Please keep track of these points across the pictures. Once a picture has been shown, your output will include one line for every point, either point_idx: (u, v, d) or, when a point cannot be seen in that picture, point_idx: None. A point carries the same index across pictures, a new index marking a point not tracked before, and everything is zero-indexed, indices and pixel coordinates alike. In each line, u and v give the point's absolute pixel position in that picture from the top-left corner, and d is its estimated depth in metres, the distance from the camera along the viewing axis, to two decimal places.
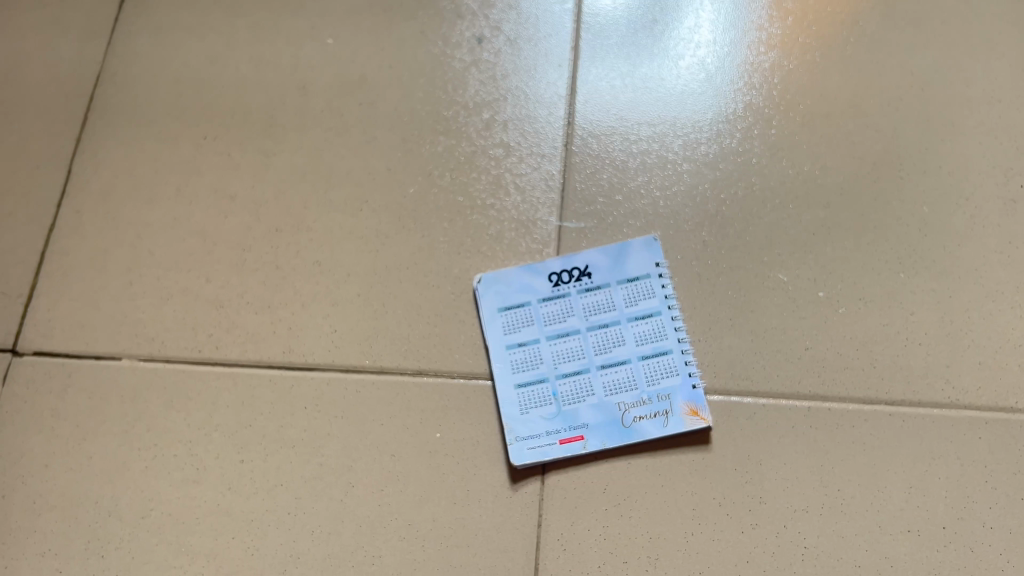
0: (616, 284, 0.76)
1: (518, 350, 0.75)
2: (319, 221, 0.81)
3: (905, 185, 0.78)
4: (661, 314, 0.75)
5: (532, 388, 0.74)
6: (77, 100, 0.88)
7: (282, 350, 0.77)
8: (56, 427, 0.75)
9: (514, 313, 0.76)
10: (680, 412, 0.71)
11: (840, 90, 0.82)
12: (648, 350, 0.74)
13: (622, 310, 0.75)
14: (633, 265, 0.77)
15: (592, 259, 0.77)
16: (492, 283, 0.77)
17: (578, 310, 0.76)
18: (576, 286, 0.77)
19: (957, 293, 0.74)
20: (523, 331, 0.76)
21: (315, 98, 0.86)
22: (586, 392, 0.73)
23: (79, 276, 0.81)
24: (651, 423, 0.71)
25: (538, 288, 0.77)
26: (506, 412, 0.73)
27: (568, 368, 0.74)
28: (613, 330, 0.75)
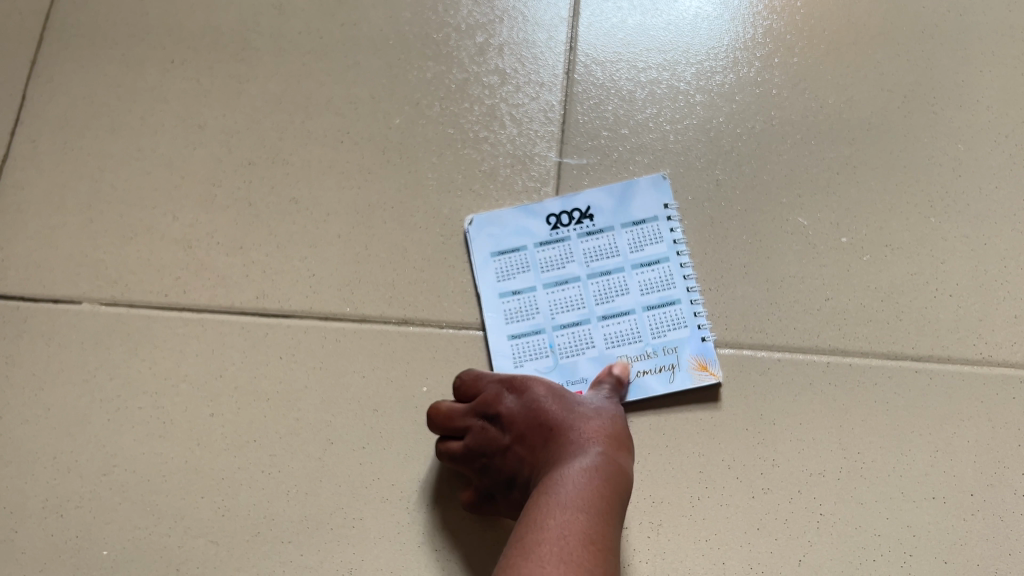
0: (620, 227, 0.70)
1: (512, 299, 0.69)
2: (296, 154, 0.74)
3: (938, 120, 0.71)
4: (669, 261, 0.68)
5: (527, 340, 0.68)
6: (32, 19, 0.80)
7: (255, 296, 0.71)
8: (11, 376, 0.69)
9: (508, 258, 0.70)
10: (687, 367, 0.66)
11: (870, 15, 0.75)
12: (654, 299, 0.68)
13: (627, 256, 0.69)
14: (640, 207, 0.70)
15: (594, 199, 0.71)
16: (484, 226, 0.71)
17: (577, 255, 0.70)
18: (576, 229, 0.70)
19: (993, 240, 0.68)
20: (518, 278, 0.70)
21: (292, 18, 0.79)
22: (585, 345, 0.68)
23: (35, 213, 0.74)
24: (655, 379, 0.66)
25: (534, 231, 0.71)
26: (498, 366, 0.67)
27: (566, 318, 0.68)
28: (616, 277, 0.69)
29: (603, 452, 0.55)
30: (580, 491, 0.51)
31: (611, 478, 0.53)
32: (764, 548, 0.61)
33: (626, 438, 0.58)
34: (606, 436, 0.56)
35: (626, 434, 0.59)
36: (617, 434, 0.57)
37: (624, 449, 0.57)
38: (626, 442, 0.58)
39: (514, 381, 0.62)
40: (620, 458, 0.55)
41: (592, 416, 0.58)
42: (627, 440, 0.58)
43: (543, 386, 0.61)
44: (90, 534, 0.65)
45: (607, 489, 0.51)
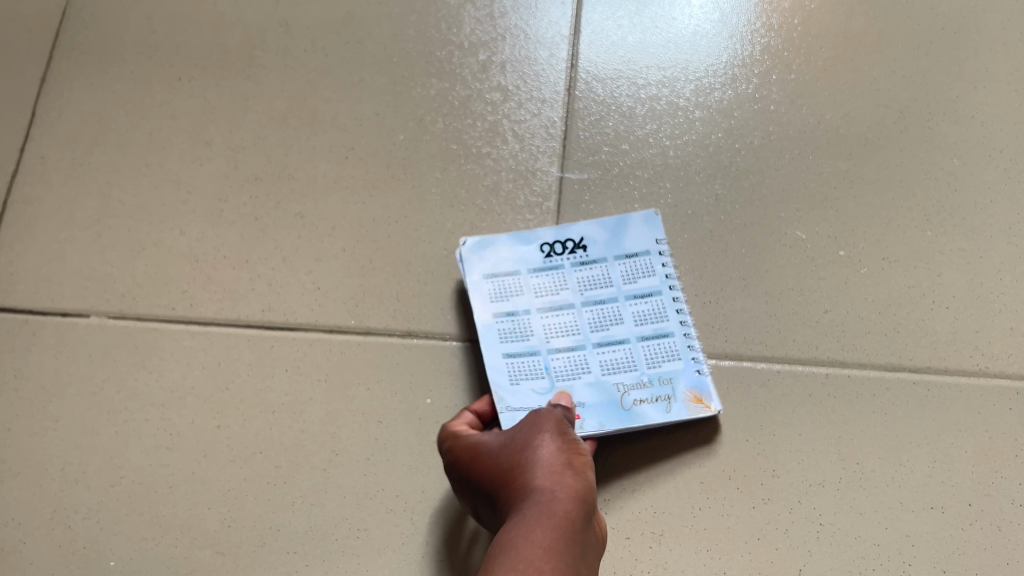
0: (613, 259, 0.69)
1: (507, 320, 0.68)
2: (302, 169, 0.75)
3: (934, 135, 0.73)
4: (662, 294, 0.68)
5: (522, 361, 0.66)
6: (42, 37, 0.81)
7: (261, 309, 0.72)
8: (20, 389, 0.70)
9: (502, 281, 0.69)
10: (683, 398, 0.65)
11: (866, 32, 0.76)
12: (648, 331, 0.67)
13: (620, 287, 0.68)
14: (632, 241, 0.69)
15: (588, 231, 0.69)
16: (478, 249, 0.70)
17: (571, 283, 0.68)
18: (570, 258, 0.69)
19: (989, 254, 0.69)
20: (511, 301, 0.68)
21: (298, 36, 0.80)
22: (581, 370, 0.66)
23: (44, 228, 0.75)
24: (652, 408, 0.64)
25: (528, 257, 0.69)
26: (494, 384, 0.66)
27: (561, 343, 0.67)
28: (609, 307, 0.68)
29: (547, 480, 0.52)
30: (521, 549, 0.47)
31: (557, 505, 0.50)
32: (764, 558, 0.62)
33: (578, 453, 0.55)
34: (551, 458, 0.53)
35: (578, 448, 0.56)
36: (565, 452, 0.54)
37: (575, 463, 0.54)
38: (576, 456, 0.55)
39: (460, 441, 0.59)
40: (569, 478, 0.52)
41: (535, 439, 0.55)
42: (580, 455, 0.55)
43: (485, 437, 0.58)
44: (98, 544, 0.65)
45: (548, 531, 0.47)
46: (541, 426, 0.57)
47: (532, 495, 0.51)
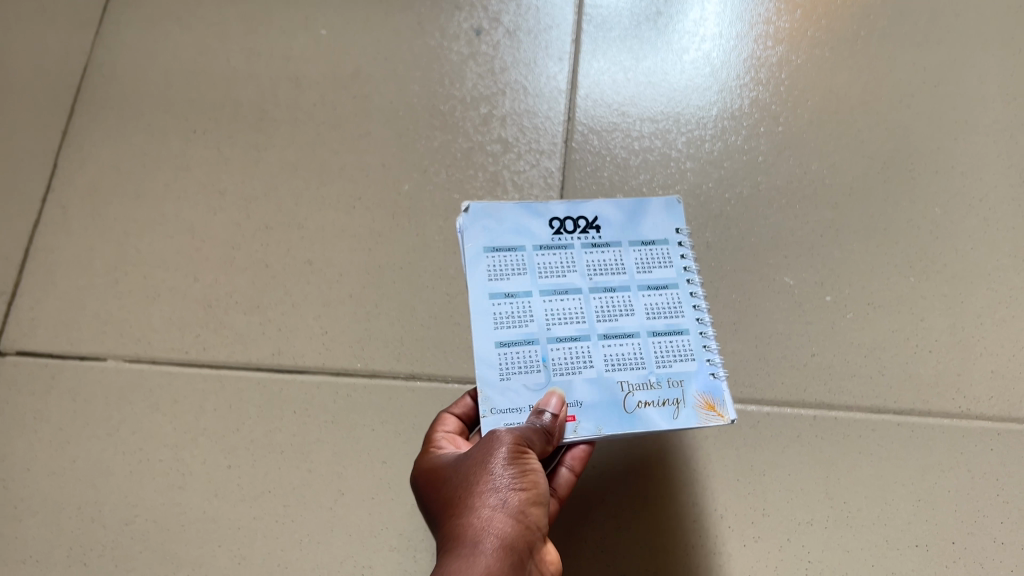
0: (627, 245, 0.62)
1: (504, 301, 0.59)
2: (311, 218, 0.79)
3: (916, 185, 0.76)
4: (678, 288, 0.61)
5: (516, 350, 0.57)
6: (65, 93, 0.86)
7: (271, 352, 0.75)
8: (39, 430, 0.73)
9: (504, 257, 0.60)
10: (693, 404, 0.57)
11: (850, 86, 0.80)
12: (660, 326, 0.60)
13: (633, 275, 0.61)
14: (648, 228, 0.63)
15: (601, 210, 0.63)
16: (480, 217, 0.61)
17: (579, 265, 0.61)
18: (580, 238, 0.62)
19: (969, 299, 0.72)
20: (511, 280, 0.60)
21: (308, 90, 0.84)
22: (583, 364, 0.58)
23: (64, 274, 0.79)
24: (658, 412, 0.56)
25: (534, 233, 0.61)
26: (482, 377, 0.57)
27: (563, 331, 0.59)
28: (619, 295, 0.60)
29: (481, 516, 0.48)
30: None
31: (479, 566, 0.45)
32: None
33: (528, 482, 0.50)
34: (493, 486, 0.49)
35: (531, 473, 0.51)
36: (513, 481, 0.50)
37: (520, 496, 0.50)
38: (525, 485, 0.50)
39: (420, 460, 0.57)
40: (504, 521, 0.48)
41: (485, 455, 0.51)
42: (530, 483, 0.50)
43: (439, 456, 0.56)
44: None
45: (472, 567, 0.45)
46: (499, 437, 0.52)
47: (460, 528, 0.48)
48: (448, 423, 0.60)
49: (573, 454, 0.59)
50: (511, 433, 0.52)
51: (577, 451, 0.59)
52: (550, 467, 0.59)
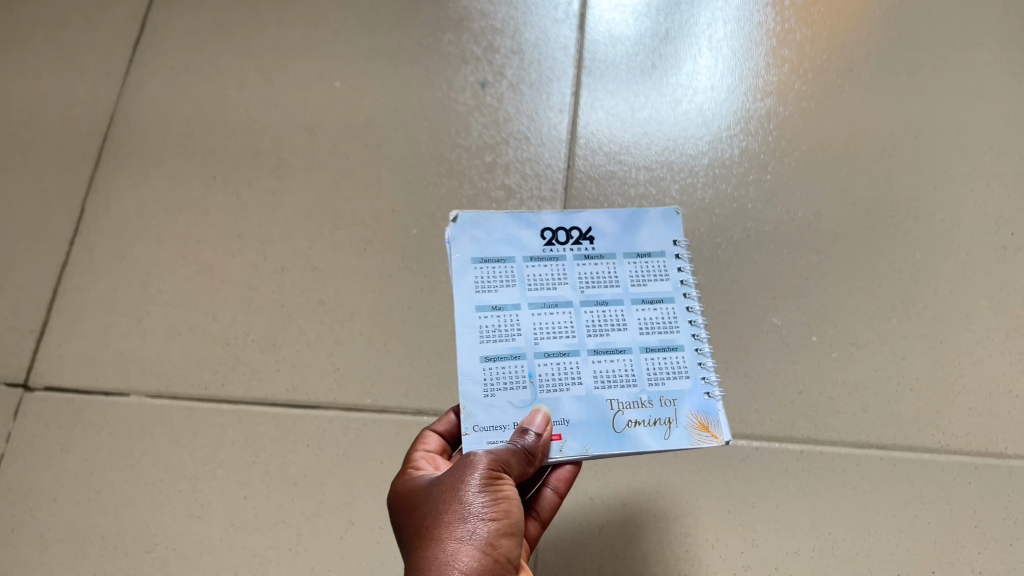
0: (622, 257, 0.61)
1: (491, 315, 0.58)
2: (324, 260, 0.83)
3: (897, 230, 0.80)
4: (674, 302, 0.60)
5: (501, 365, 0.56)
6: (92, 141, 0.91)
7: (285, 388, 0.79)
8: (65, 462, 0.77)
9: (492, 269, 0.59)
10: (686, 424, 0.56)
11: (835, 136, 0.85)
12: (654, 342, 0.58)
13: (627, 288, 0.60)
14: (645, 240, 0.62)
15: (596, 220, 0.62)
16: (468, 228, 0.60)
17: (571, 278, 0.60)
18: (573, 249, 0.60)
19: (948, 339, 0.76)
20: (498, 293, 0.58)
21: (323, 139, 0.89)
22: (571, 380, 0.57)
23: (90, 313, 0.83)
24: (649, 432, 0.55)
25: (525, 243, 0.60)
26: (466, 393, 0.56)
27: (552, 346, 0.58)
28: (612, 309, 0.59)
29: (449, 547, 0.49)
30: None
31: None
32: None
33: (500, 511, 0.51)
34: (464, 516, 0.50)
35: (504, 501, 0.51)
36: (484, 511, 0.50)
37: (490, 527, 0.50)
38: (496, 514, 0.50)
39: (400, 478, 0.58)
40: (471, 554, 0.48)
41: (459, 480, 0.51)
42: (502, 512, 0.51)
43: (419, 476, 0.57)
44: None
45: None
46: (475, 459, 0.52)
47: (427, 559, 0.49)
48: (429, 442, 0.61)
49: (558, 474, 0.60)
50: (488, 456, 0.52)
51: (562, 472, 0.60)
52: (535, 487, 0.60)
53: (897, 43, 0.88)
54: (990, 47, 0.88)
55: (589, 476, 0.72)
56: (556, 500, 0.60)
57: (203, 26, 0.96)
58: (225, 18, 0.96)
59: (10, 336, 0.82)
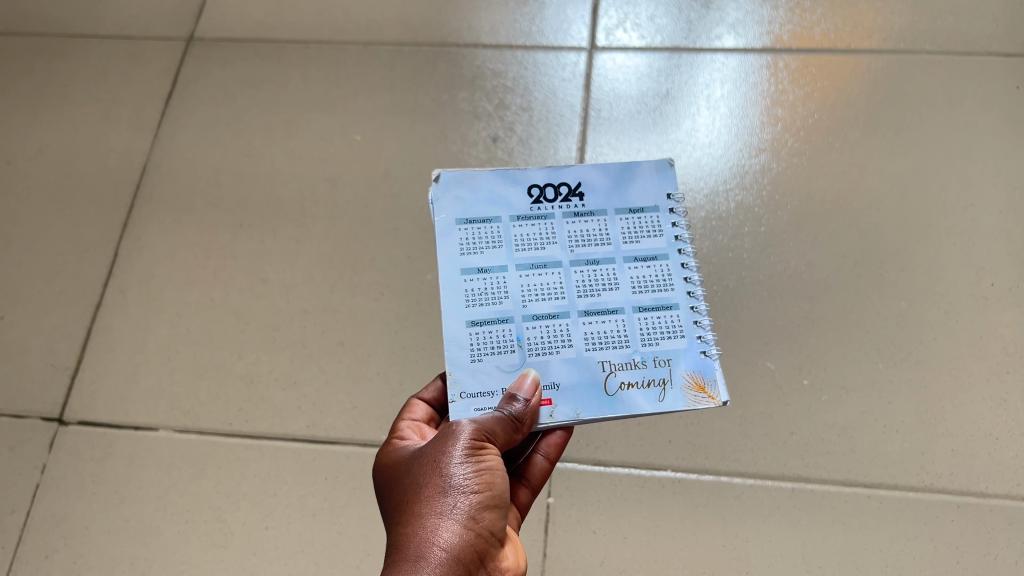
0: (614, 212, 0.63)
1: (477, 277, 0.60)
2: (343, 303, 0.88)
3: (884, 280, 0.85)
4: (668, 258, 0.62)
5: (489, 329, 0.59)
6: (126, 189, 0.97)
7: (306, 425, 0.83)
8: (97, 492, 0.82)
9: (476, 228, 0.61)
10: (681, 385, 0.58)
11: (825, 190, 0.90)
12: (647, 301, 0.61)
13: (619, 246, 0.62)
14: (638, 194, 0.64)
15: (585, 175, 0.64)
16: (452, 186, 0.63)
17: (561, 236, 0.62)
18: (561, 206, 0.63)
19: (932, 384, 0.80)
20: (484, 254, 0.61)
21: (343, 189, 0.94)
22: (561, 342, 0.59)
23: (122, 351, 0.88)
24: (643, 393, 0.58)
25: (512, 202, 0.62)
26: (453, 357, 0.58)
27: (541, 308, 0.60)
28: (603, 268, 0.61)
29: (432, 521, 0.51)
30: None
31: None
32: None
33: (482, 483, 0.53)
34: (447, 489, 0.52)
35: (486, 472, 0.53)
36: (467, 482, 0.53)
37: (472, 499, 0.53)
38: (478, 486, 0.53)
39: (386, 446, 0.60)
40: (454, 527, 0.51)
41: (442, 453, 0.54)
42: (484, 484, 0.53)
43: (403, 444, 0.59)
44: None
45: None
46: (459, 430, 0.54)
47: (409, 530, 0.51)
48: (415, 411, 0.62)
49: (548, 441, 0.63)
50: (472, 425, 0.54)
51: (552, 438, 0.63)
52: (527, 453, 0.63)
53: (885, 104, 0.94)
54: (973, 108, 0.93)
55: (593, 510, 0.77)
56: (547, 466, 0.64)
57: (232, 82, 1.02)
58: (252, 75, 1.02)
59: (47, 373, 0.87)
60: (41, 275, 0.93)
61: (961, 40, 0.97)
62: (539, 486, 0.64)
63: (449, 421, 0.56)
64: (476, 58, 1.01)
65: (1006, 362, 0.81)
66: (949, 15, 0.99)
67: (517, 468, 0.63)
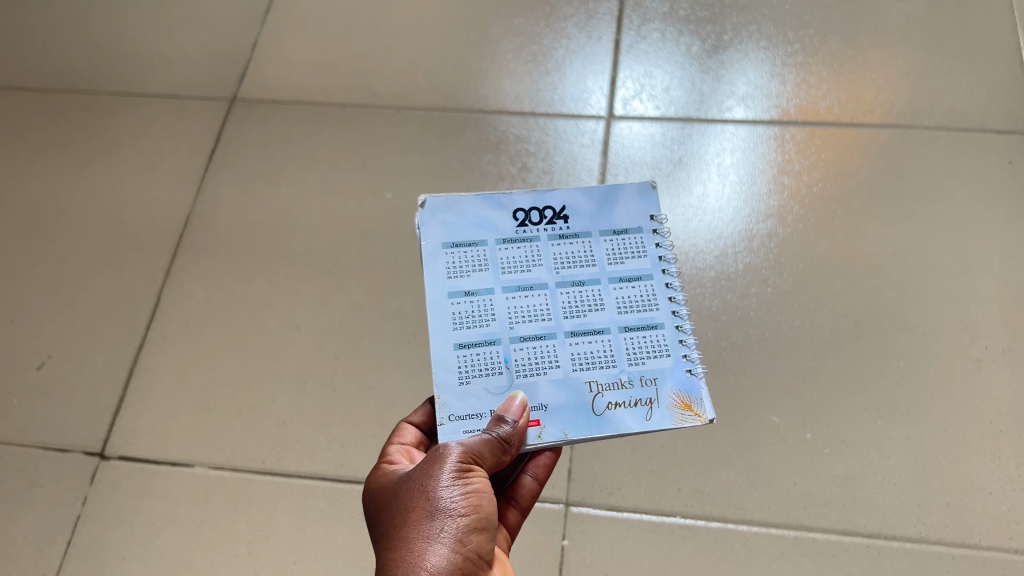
0: (598, 234, 0.69)
1: (464, 300, 0.65)
2: (372, 350, 0.93)
3: (883, 341, 0.90)
4: (653, 278, 0.67)
5: (476, 351, 0.64)
6: (170, 238, 1.03)
7: (334, 465, 0.88)
8: (134, 524, 0.86)
9: (463, 252, 0.67)
10: (668, 404, 0.62)
11: (828, 255, 0.95)
12: (632, 321, 0.66)
13: (603, 267, 0.67)
14: (622, 216, 0.69)
15: (570, 200, 0.69)
16: (439, 212, 0.68)
17: (546, 259, 0.67)
18: (547, 230, 0.68)
19: (929, 440, 0.85)
20: (472, 277, 0.66)
21: (374, 243, 1.00)
22: (548, 364, 0.64)
23: (161, 391, 0.93)
24: (630, 413, 0.62)
25: (497, 227, 0.68)
26: (443, 380, 0.63)
27: (527, 330, 0.65)
28: (589, 289, 0.67)
29: (421, 543, 0.54)
30: None
31: None
32: None
33: (469, 505, 0.56)
34: (435, 513, 0.56)
35: (473, 495, 0.57)
36: (454, 505, 0.56)
37: (460, 522, 0.56)
38: (466, 509, 0.56)
39: (377, 471, 0.63)
40: (441, 548, 0.54)
41: (431, 477, 0.57)
42: (471, 507, 0.57)
43: (394, 470, 0.62)
44: None
45: None
46: (448, 453, 0.58)
47: (398, 554, 0.54)
48: (406, 435, 0.67)
49: (537, 462, 0.69)
50: (461, 448, 0.58)
51: (541, 459, 0.68)
52: (515, 474, 0.68)
53: (885, 174, 1.00)
54: (968, 179, 0.99)
55: (606, 553, 0.81)
56: (535, 487, 0.68)
57: (271, 141, 1.09)
58: (291, 134, 1.09)
59: (90, 409, 0.93)
60: (87, 317, 0.98)
61: (958, 117, 1.03)
62: (528, 507, 0.69)
63: (438, 444, 0.60)
64: (501, 123, 1.07)
65: (999, 421, 0.85)
66: (947, 93, 1.05)
67: (506, 490, 0.68)
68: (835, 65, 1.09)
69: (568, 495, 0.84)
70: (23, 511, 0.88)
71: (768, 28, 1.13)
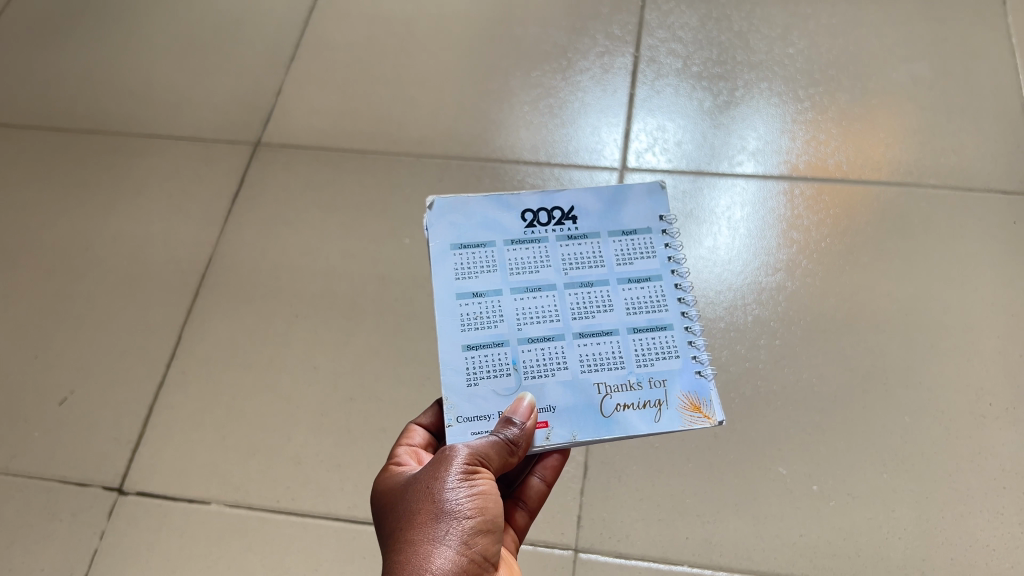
0: (607, 235, 0.70)
1: (472, 301, 0.67)
2: (387, 392, 0.95)
3: (890, 396, 0.92)
4: (662, 279, 0.69)
5: (485, 353, 0.66)
6: (192, 278, 1.05)
7: (347, 505, 0.89)
8: (151, 560, 0.88)
9: (471, 253, 0.69)
10: (677, 406, 0.64)
11: (836, 308, 0.98)
12: (641, 322, 0.67)
13: (612, 268, 0.69)
14: (630, 217, 0.71)
15: (578, 201, 0.71)
16: (447, 212, 0.70)
17: (555, 259, 0.69)
18: (555, 230, 0.70)
19: (933, 495, 0.86)
20: (480, 278, 0.68)
21: (392, 287, 1.02)
22: (556, 365, 0.66)
23: (180, 428, 0.95)
24: (639, 414, 0.64)
25: (505, 227, 0.70)
26: (451, 380, 0.65)
27: (536, 332, 0.67)
28: (598, 289, 0.68)
29: (426, 545, 0.56)
30: None
31: None
32: None
33: (475, 508, 0.58)
34: (441, 516, 0.57)
35: (479, 497, 0.58)
36: (460, 508, 0.58)
37: (466, 524, 0.58)
38: (471, 512, 0.58)
39: (384, 473, 0.65)
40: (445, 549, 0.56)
41: (437, 480, 0.59)
42: (477, 509, 0.58)
43: (401, 472, 0.64)
44: None
45: None
46: (455, 455, 0.59)
47: (404, 555, 0.56)
48: (415, 437, 0.69)
49: (545, 464, 0.71)
50: (468, 450, 0.60)
51: (550, 461, 0.71)
52: (523, 475, 0.71)
53: (892, 231, 1.02)
54: (974, 239, 1.01)
55: None
56: (543, 488, 0.71)
57: (293, 184, 1.12)
58: (313, 179, 1.12)
59: (110, 444, 0.95)
60: (109, 353, 1.01)
61: (965, 177, 1.06)
62: (536, 509, 0.71)
63: (446, 446, 0.62)
64: (518, 172, 1.10)
65: (1003, 478, 0.87)
66: (953, 154, 1.08)
67: (515, 491, 0.70)
68: (844, 123, 1.12)
69: (577, 541, 0.86)
70: (41, 544, 0.89)
71: (779, 85, 1.16)
